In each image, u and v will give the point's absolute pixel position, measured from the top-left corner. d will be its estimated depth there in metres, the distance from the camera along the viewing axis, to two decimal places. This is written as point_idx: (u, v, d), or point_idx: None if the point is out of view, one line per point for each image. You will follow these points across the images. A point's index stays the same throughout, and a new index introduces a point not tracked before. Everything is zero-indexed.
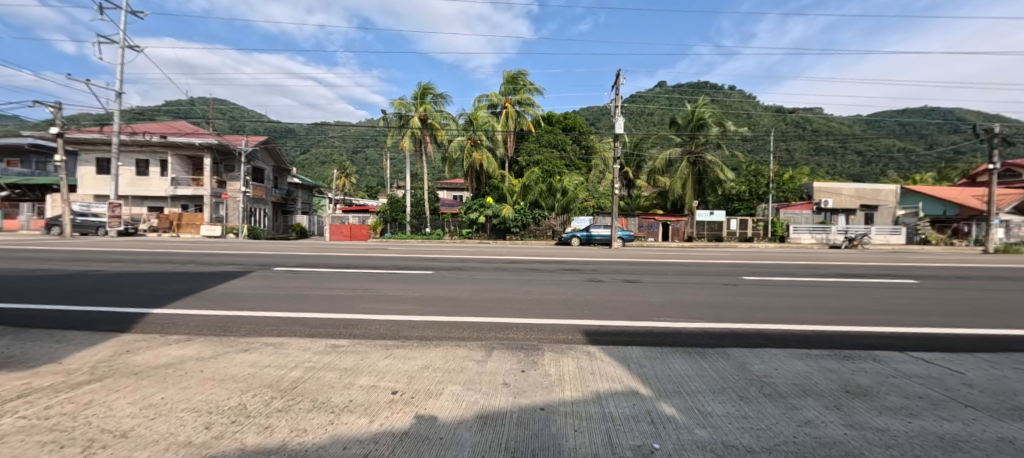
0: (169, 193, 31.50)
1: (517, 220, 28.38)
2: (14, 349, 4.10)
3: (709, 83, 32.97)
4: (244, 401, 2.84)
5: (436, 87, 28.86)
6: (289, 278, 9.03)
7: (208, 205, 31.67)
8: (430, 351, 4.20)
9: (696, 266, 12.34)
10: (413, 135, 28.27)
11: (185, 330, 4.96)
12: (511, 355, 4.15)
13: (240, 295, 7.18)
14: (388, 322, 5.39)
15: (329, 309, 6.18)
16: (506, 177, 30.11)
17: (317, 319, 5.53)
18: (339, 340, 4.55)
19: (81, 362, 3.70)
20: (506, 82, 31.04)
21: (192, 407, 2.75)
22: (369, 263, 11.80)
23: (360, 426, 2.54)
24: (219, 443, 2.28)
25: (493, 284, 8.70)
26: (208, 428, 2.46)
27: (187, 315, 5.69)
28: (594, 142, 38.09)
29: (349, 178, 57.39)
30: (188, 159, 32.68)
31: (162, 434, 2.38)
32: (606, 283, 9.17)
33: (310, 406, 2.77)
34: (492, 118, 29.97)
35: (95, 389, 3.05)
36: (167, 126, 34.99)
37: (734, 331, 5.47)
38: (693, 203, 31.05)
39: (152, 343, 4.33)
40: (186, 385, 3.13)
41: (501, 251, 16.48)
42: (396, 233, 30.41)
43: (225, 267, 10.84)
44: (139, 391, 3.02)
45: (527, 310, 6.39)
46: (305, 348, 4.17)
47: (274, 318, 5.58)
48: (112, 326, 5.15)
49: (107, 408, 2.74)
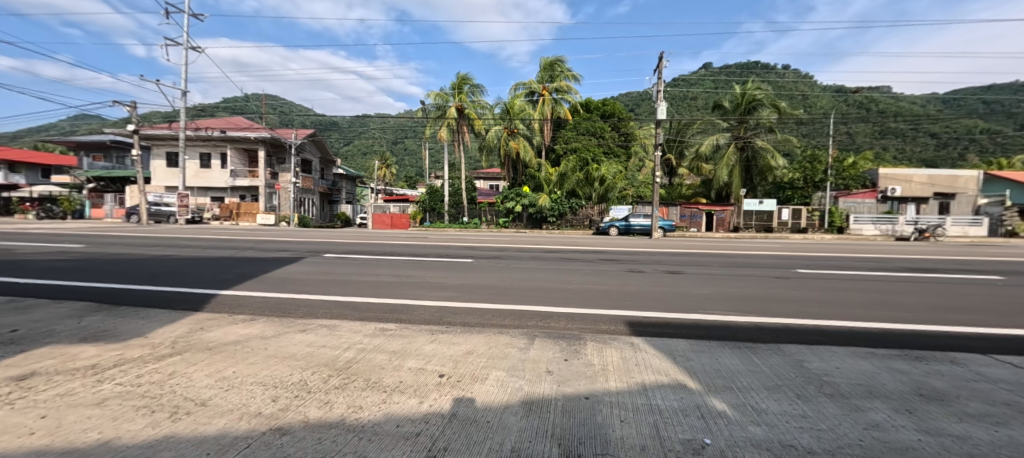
0: (229, 184, 33.88)
1: (554, 209, 28.01)
2: (108, 324, 4.61)
3: (760, 63, 30.90)
4: (305, 378, 3.03)
5: (473, 78, 28.95)
6: (338, 264, 9.52)
7: (263, 195, 33.79)
8: (473, 337, 4.27)
9: (744, 258, 11.74)
10: (450, 125, 28.55)
11: (250, 310, 5.37)
12: (554, 344, 4.15)
13: (295, 279, 7.68)
14: (432, 308, 5.56)
15: (376, 294, 6.44)
16: (542, 166, 29.85)
17: (366, 303, 5.80)
18: (386, 324, 4.74)
19: (164, 337, 4.10)
20: (543, 69, 30.75)
21: (260, 381, 2.98)
22: (409, 251, 12.14)
23: (411, 406, 2.64)
24: (285, 415, 2.46)
25: (532, 273, 8.73)
26: (275, 400, 2.66)
27: (250, 297, 6.16)
28: (634, 128, 36.68)
29: (390, 169, 58.91)
30: (245, 153, 34.91)
31: (236, 404, 2.60)
32: (648, 274, 8.91)
33: (363, 385, 2.93)
34: (529, 106, 29.74)
35: (176, 362, 3.37)
36: (226, 121, 37.48)
37: (789, 327, 5.17)
38: (740, 191, 29.44)
39: (221, 321, 4.72)
40: (253, 361, 3.38)
41: (538, 241, 16.42)
42: (436, 222, 31.10)
43: (280, 253, 11.57)
44: (213, 365, 3.30)
45: (567, 300, 6.37)
46: (356, 331, 4.39)
47: (327, 301, 5.91)
48: (187, 305, 5.67)
49: (188, 378, 3.01)
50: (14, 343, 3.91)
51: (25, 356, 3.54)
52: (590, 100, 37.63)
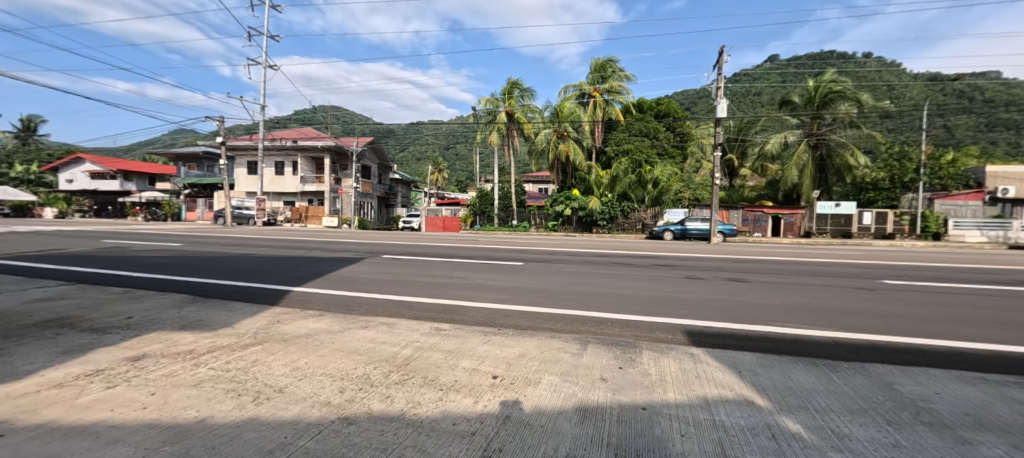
0: (299, 190, 36.78)
1: (605, 212, 27.45)
2: (202, 314, 5.19)
3: (836, 52, 28.26)
4: (368, 372, 3.20)
5: (523, 82, 29.21)
6: (395, 265, 9.98)
7: (328, 199, 36.30)
8: (525, 340, 4.28)
9: (817, 266, 10.74)
10: (500, 129, 28.94)
11: (318, 306, 5.80)
12: (607, 351, 4.05)
13: (357, 278, 8.16)
14: (484, 310, 5.64)
15: (431, 294, 6.68)
16: (593, 169, 29.34)
17: (421, 303, 6.02)
18: (441, 324, 4.88)
19: (247, 328, 4.53)
20: (594, 70, 30.26)
21: (328, 373, 3.19)
22: (461, 254, 12.45)
23: (466, 405, 2.70)
24: (352, 406, 2.61)
25: (582, 277, 8.61)
26: (342, 392, 2.83)
27: (318, 294, 6.64)
28: (690, 127, 34.96)
29: (442, 173, 60.72)
30: (313, 161, 37.75)
31: (308, 393, 2.81)
32: (707, 281, 8.44)
33: (421, 382, 3.03)
34: (579, 108, 29.40)
35: (258, 351, 3.71)
36: (297, 132, 40.77)
37: (874, 344, 4.66)
38: (812, 193, 26.97)
39: (295, 315, 5.13)
40: (322, 354, 3.63)
41: (588, 245, 16.14)
42: (485, 225, 31.54)
43: (343, 253, 12.36)
44: (288, 356, 3.59)
45: (620, 306, 6.20)
46: (413, 329, 4.56)
47: (386, 300, 6.22)
48: (266, 299, 6.23)
49: (267, 367, 3.30)
50: (130, 328, 4.51)
51: (138, 340, 4.07)
52: (643, 100, 36.42)
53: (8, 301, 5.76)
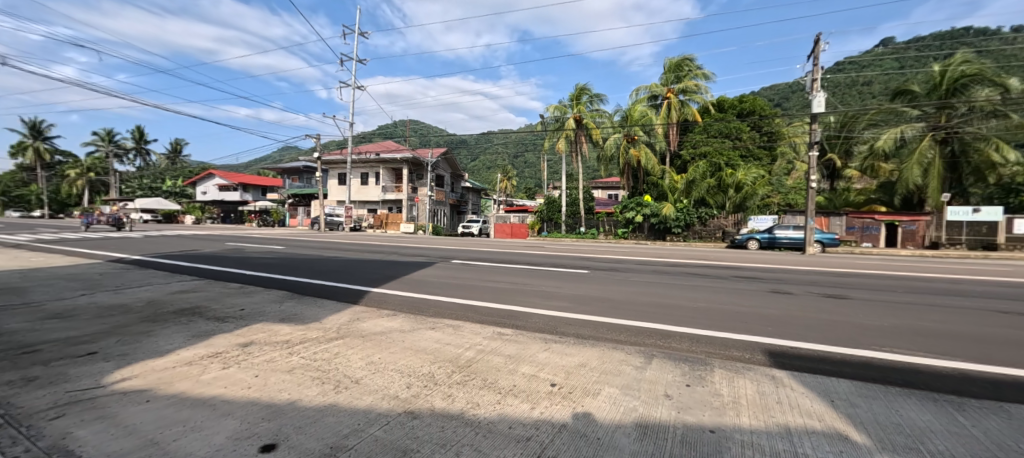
0: (380, 198, 39.78)
1: (680, 219, 25.85)
2: (298, 309, 5.86)
3: (970, 29, 24.09)
4: (433, 371, 3.39)
5: (592, 87, 28.97)
6: (464, 270, 10.37)
7: (405, 207, 38.82)
8: (587, 349, 4.22)
9: (941, 284, 9.14)
10: (568, 136, 28.90)
11: (393, 306, 6.24)
12: (675, 367, 3.85)
13: (428, 281, 8.63)
14: (547, 317, 5.66)
15: (495, 299, 6.85)
16: (667, 174, 28.15)
17: (486, 308, 6.20)
18: (504, 329, 4.99)
19: (333, 323, 5.03)
20: (668, 70, 29.04)
21: (397, 369, 3.43)
22: (528, 260, 12.56)
23: (524, 410, 2.74)
24: (417, 401, 2.79)
25: (652, 287, 8.24)
26: (409, 387, 3.03)
27: (394, 295, 7.15)
28: (780, 125, 31.90)
29: (511, 181, 61.69)
30: (393, 171, 40.67)
31: (379, 386, 3.05)
32: (796, 297, 7.60)
33: (481, 384, 3.14)
34: (651, 111, 28.37)
35: (340, 345, 4.11)
36: (380, 145, 44.24)
37: (1014, 381, 3.88)
38: (940, 196, 22.99)
39: (373, 314, 5.57)
40: (393, 351, 3.91)
41: (660, 254, 15.38)
42: (553, 232, 31.51)
43: (417, 258, 13.14)
44: (364, 350, 3.93)
45: (692, 319, 5.86)
46: (477, 333, 4.72)
47: (453, 303, 6.49)
48: (349, 298, 6.86)
49: (346, 360, 3.64)
50: (242, 318, 5.23)
51: (247, 329, 4.71)
52: (724, 98, 34.05)
53: (155, 292, 6.98)
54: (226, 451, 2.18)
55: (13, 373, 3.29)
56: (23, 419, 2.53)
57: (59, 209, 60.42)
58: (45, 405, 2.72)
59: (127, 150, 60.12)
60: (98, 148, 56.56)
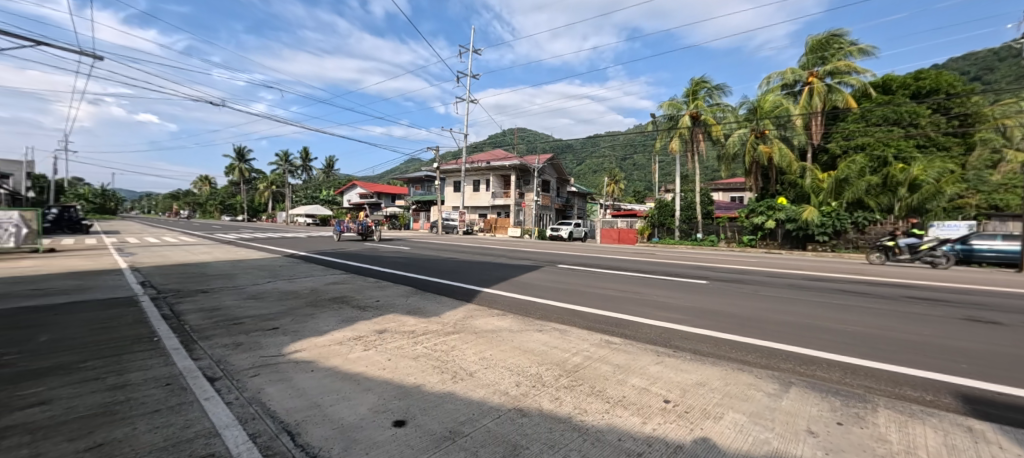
0: (490, 203, 41.95)
1: (825, 225, 21.87)
2: (422, 304, 6.54)
3: None
4: (541, 372, 3.48)
5: (711, 80, 26.62)
6: (570, 275, 10.35)
7: (513, 212, 40.33)
8: (707, 367, 3.84)
9: None
10: (683, 135, 26.88)
11: (502, 307, 6.56)
12: (820, 399, 3.27)
13: (535, 285, 8.83)
14: (660, 328, 5.33)
15: (603, 307, 6.70)
16: (808, 172, 24.30)
17: (593, 314, 6.10)
18: (612, 337, 4.85)
19: (451, 319, 5.50)
20: (811, 51, 25.08)
21: (507, 366, 3.60)
22: (637, 267, 11.98)
23: (634, 424, 2.63)
24: (526, 400, 2.89)
25: (787, 304, 7.14)
26: (519, 385, 3.16)
27: (503, 295, 7.51)
28: (980, 104, 24.83)
29: (619, 185, 59.51)
30: (502, 178, 42.62)
31: (491, 380, 3.24)
32: (1003, 328, 5.83)
33: (589, 391, 3.11)
34: (787, 100, 24.77)
35: (455, 339, 4.47)
36: (490, 154, 46.76)
37: None
38: None
39: (485, 313, 5.94)
40: (503, 349, 4.12)
41: (799, 266, 13.20)
42: (665, 238, 29.53)
43: (525, 261, 13.53)
44: (477, 346, 4.21)
45: (841, 344, 4.94)
46: (584, 339, 4.68)
47: (559, 308, 6.54)
48: (463, 296, 7.41)
49: (461, 353, 3.95)
50: (378, 308, 6.05)
51: (382, 318, 5.43)
52: (892, 77, 27.87)
53: (316, 282, 8.48)
54: (368, 420, 2.55)
55: (228, 338, 4.31)
56: (234, 373, 3.31)
57: (253, 214, 77.30)
58: (247, 365, 3.51)
59: (297, 167, 74.09)
60: (278, 166, 70.70)
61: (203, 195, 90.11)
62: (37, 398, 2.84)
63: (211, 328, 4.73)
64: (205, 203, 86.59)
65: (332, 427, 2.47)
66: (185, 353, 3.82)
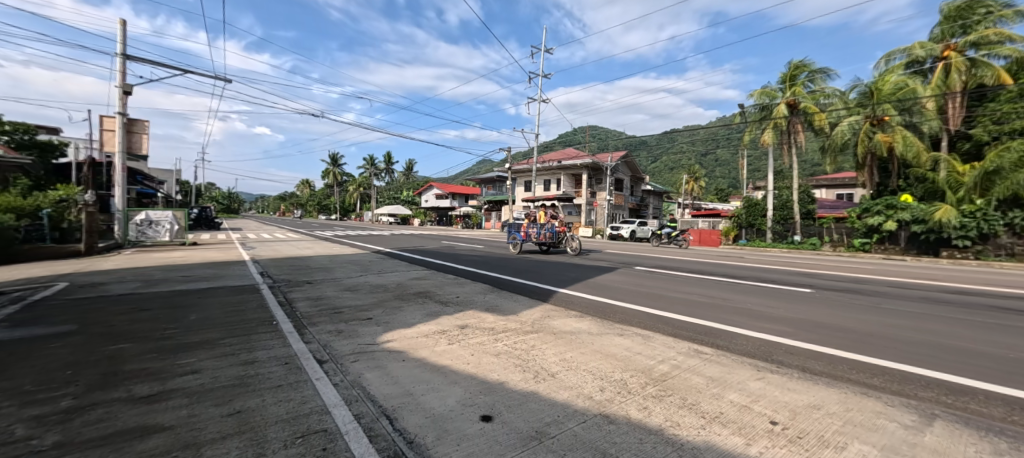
0: (561, 203, 41.67)
1: (967, 227, 18.19)
2: (499, 301, 6.67)
3: None
4: (626, 378, 3.34)
5: (813, 63, 23.83)
6: (649, 277, 9.88)
7: (584, 212, 39.64)
8: (819, 388, 3.40)
9: None
10: (777, 126, 24.31)
11: (579, 308, 6.45)
12: (976, 437, 2.72)
13: (611, 287, 8.56)
14: (757, 340, 4.85)
15: (688, 313, 6.27)
16: (945, 163, 20.34)
17: (678, 321, 5.74)
18: (702, 347, 4.51)
19: (528, 318, 5.53)
20: (947, 20, 21.22)
21: (590, 370, 3.52)
22: (724, 272, 11.06)
23: (735, 444, 2.41)
24: (612, 406, 2.79)
25: (918, 320, 6.08)
26: (603, 390, 3.07)
27: (579, 297, 7.38)
28: None
29: (699, 182, 55.59)
30: (573, 177, 42.11)
31: (574, 383, 3.19)
32: None
33: (680, 403, 2.92)
34: (913, 80, 21.19)
35: (534, 338, 4.47)
36: (561, 153, 46.47)
37: None
38: None
39: (562, 314, 5.89)
40: (584, 351, 4.04)
41: (930, 276, 11.18)
42: (754, 241, 26.99)
43: (598, 262, 13.21)
44: (557, 347, 4.17)
45: (1000, 371, 4.07)
46: (670, 346, 4.41)
47: (639, 312, 6.26)
48: (539, 296, 7.41)
49: (542, 353, 3.94)
50: (459, 304, 6.29)
51: (464, 314, 5.63)
52: None
53: (401, 277, 9.07)
54: (457, 413, 2.65)
55: (331, 326, 4.78)
56: (338, 358, 3.66)
57: (344, 213, 85.24)
58: (349, 351, 3.86)
59: (381, 170, 80.21)
60: (365, 169, 77.09)
61: (304, 196, 101.52)
62: (190, 367, 3.39)
63: (317, 316, 5.28)
64: (305, 204, 97.41)
65: (425, 415, 2.60)
66: (297, 337, 4.31)
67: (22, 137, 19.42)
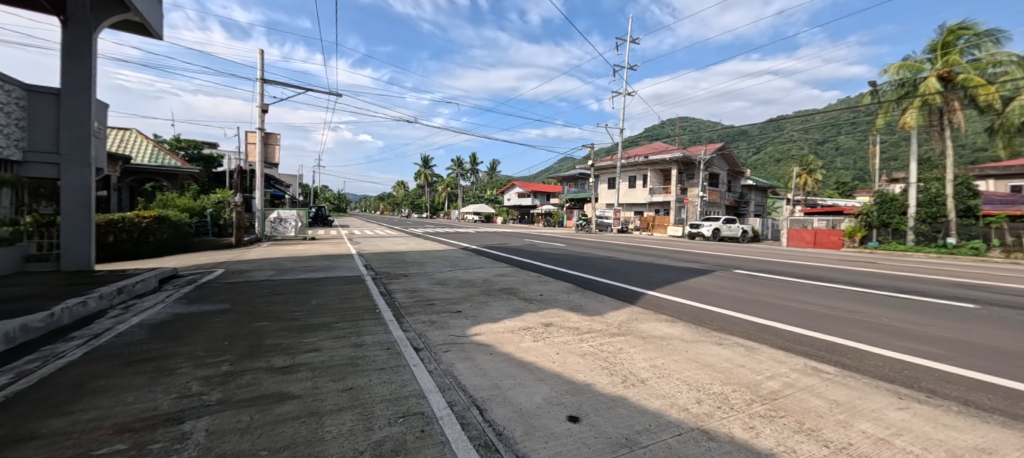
0: (647, 200, 39.67)
1: None
2: (584, 301, 6.55)
3: None
4: (727, 393, 3.05)
5: (975, 24, 19.55)
6: (751, 282, 8.95)
7: (674, 209, 37.22)
8: (986, 427, 2.76)
9: None
10: (923, 104, 20.26)
11: (670, 312, 6.06)
12: None
13: (706, 291, 7.92)
14: (894, 362, 4.11)
15: (802, 324, 5.54)
16: None
17: (790, 333, 5.10)
18: (821, 364, 3.95)
19: (615, 319, 5.36)
20: None
21: (684, 379, 3.29)
22: (847, 279, 9.55)
23: None
24: (712, 421, 2.57)
25: None
26: (700, 403, 2.85)
27: (670, 300, 6.96)
28: None
29: (813, 175, 48.83)
30: (661, 173, 39.79)
31: (666, 392, 3.01)
32: None
33: (795, 426, 2.59)
34: None
35: (621, 341, 4.31)
36: (648, 147, 44.25)
37: None
38: None
39: (651, 317, 5.59)
40: (676, 359, 3.79)
41: None
42: (889, 243, 22.68)
43: (691, 264, 12.29)
44: (647, 352, 3.97)
45: None
46: (780, 361, 3.94)
47: (740, 320, 5.70)
48: (626, 298, 7.13)
49: (629, 357, 3.78)
50: (543, 302, 6.33)
51: (548, 312, 5.64)
52: None
53: (487, 273, 9.42)
54: (544, 411, 2.65)
55: (425, 316, 5.12)
56: (432, 347, 3.91)
57: (433, 212, 91.09)
58: (441, 341, 4.11)
59: (467, 171, 84.21)
60: (452, 170, 81.58)
61: (399, 196, 110.58)
62: (312, 346, 3.89)
63: (413, 306, 5.73)
64: (401, 203, 106.08)
65: (512, 409, 2.65)
66: (397, 325, 4.70)
67: (193, 151, 24.13)
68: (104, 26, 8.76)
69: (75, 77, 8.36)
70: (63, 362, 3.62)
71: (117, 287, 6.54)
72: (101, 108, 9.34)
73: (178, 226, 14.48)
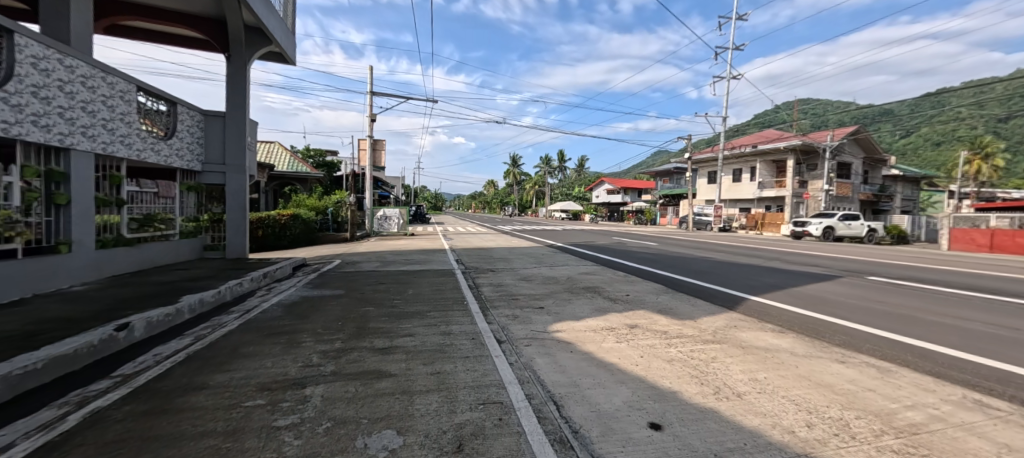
0: (756, 195, 35.63)
1: None
2: (676, 304, 6.16)
3: None
4: (846, 419, 2.66)
5: None
6: (888, 291, 7.56)
7: (789, 205, 32.87)
8: None
9: None
10: None
11: (778, 321, 5.42)
12: None
13: (826, 299, 6.92)
14: None
15: (959, 346, 4.54)
16: None
17: (941, 355, 4.22)
18: (984, 397, 3.21)
19: (710, 325, 4.96)
20: None
21: (792, 398, 2.94)
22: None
23: None
24: (824, 449, 2.28)
25: None
26: (810, 426, 2.53)
27: (778, 307, 6.22)
28: None
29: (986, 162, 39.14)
30: (773, 164, 35.42)
31: (768, 410, 2.72)
32: None
33: None
34: None
35: (716, 349, 3.99)
36: (757, 136, 39.74)
37: None
38: None
39: (753, 325, 5.06)
40: (783, 374, 3.39)
41: None
42: None
43: (809, 268, 10.78)
44: (747, 363, 3.62)
45: None
46: (924, 387, 3.30)
47: (870, 335, 4.87)
48: (726, 302, 6.54)
49: (725, 367, 3.49)
50: (631, 303, 6.09)
51: (634, 313, 5.43)
52: None
53: (573, 271, 9.36)
54: (623, 414, 2.60)
55: (509, 311, 5.31)
56: (514, 340, 4.05)
57: (522, 210, 92.80)
58: (522, 335, 4.23)
59: (555, 169, 84.24)
60: (541, 169, 82.23)
61: (490, 195, 114.81)
62: (407, 331, 4.30)
63: (498, 301, 5.95)
64: (491, 202, 110.01)
65: (590, 409, 2.64)
66: (482, 317, 4.95)
67: (319, 159, 28.08)
68: (255, 57, 10.57)
69: (236, 101, 10.29)
70: (226, 331, 4.52)
71: (263, 272, 7.94)
72: (253, 125, 11.36)
73: (308, 223, 16.95)
